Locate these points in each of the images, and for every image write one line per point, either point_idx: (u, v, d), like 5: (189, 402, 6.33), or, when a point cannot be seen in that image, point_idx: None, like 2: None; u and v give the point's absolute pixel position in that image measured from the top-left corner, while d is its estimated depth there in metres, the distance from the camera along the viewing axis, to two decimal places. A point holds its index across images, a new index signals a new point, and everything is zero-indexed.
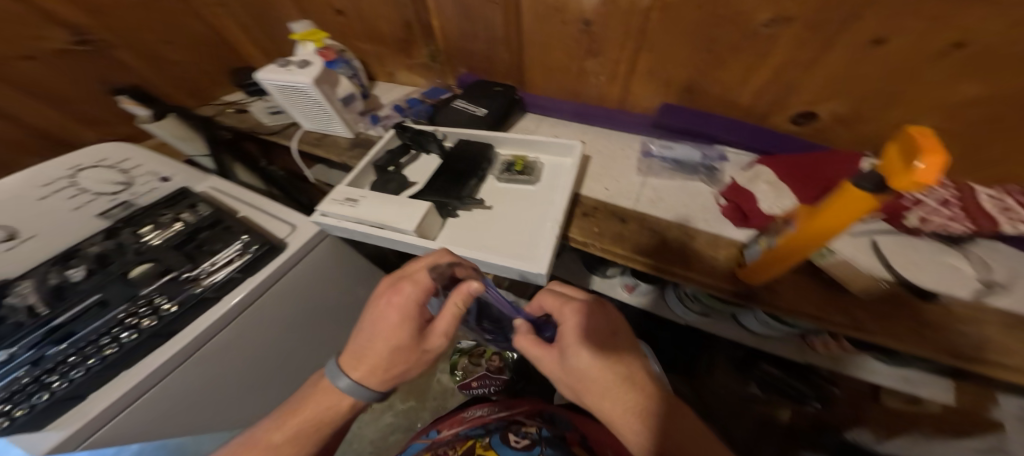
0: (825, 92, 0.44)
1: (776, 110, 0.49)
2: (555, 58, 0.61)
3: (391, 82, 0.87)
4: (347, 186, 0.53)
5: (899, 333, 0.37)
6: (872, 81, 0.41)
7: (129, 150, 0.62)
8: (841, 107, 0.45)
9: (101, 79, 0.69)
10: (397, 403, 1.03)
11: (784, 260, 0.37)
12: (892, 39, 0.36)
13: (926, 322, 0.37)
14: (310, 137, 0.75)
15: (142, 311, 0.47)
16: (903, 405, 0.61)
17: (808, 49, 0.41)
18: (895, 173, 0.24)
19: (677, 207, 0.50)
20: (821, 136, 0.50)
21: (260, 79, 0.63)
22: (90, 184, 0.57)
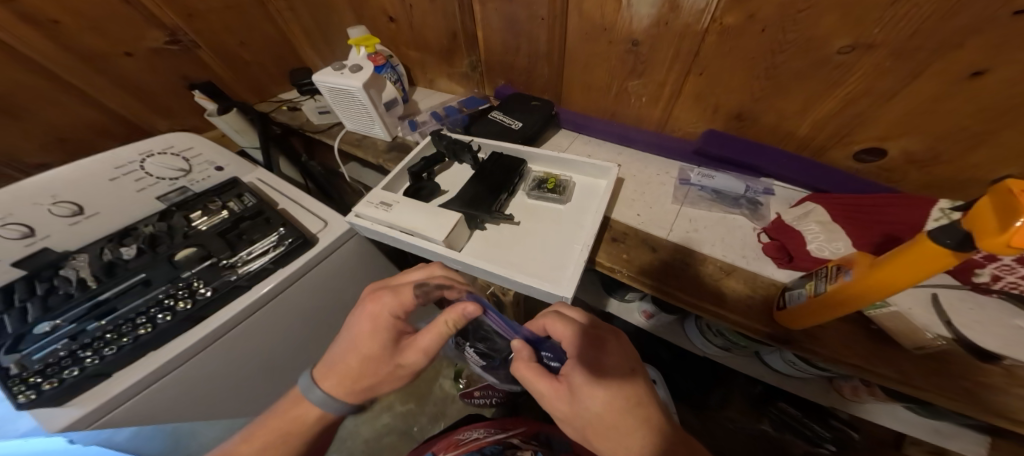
0: (896, 128, 0.40)
1: (837, 144, 0.46)
2: (597, 76, 0.60)
3: (429, 88, 0.90)
4: (382, 189, 0.54)
5: (953, 391, 0.33)
6: (958, 119, 0.37)
7: (193, 139, 0.67)
8: (916, 146, 0.41)
9: (182, 75, 0.76)
10: (397, 404, 1.04)
11: (833, 309, 0.33)
12: (992, 73, 0.32)
13: (985, 386, 0.33)
14: (350, 138, 0.78)
15: (180, 293, 0.50)
16: None
17: (886, 79, 0.37)
18: (985, 232, 0.21)
19: (714, 241, 0.46)
20: (884, 177, 0.45)
21: (316, 81, 0.67)
22: (154, 169, 0.62)
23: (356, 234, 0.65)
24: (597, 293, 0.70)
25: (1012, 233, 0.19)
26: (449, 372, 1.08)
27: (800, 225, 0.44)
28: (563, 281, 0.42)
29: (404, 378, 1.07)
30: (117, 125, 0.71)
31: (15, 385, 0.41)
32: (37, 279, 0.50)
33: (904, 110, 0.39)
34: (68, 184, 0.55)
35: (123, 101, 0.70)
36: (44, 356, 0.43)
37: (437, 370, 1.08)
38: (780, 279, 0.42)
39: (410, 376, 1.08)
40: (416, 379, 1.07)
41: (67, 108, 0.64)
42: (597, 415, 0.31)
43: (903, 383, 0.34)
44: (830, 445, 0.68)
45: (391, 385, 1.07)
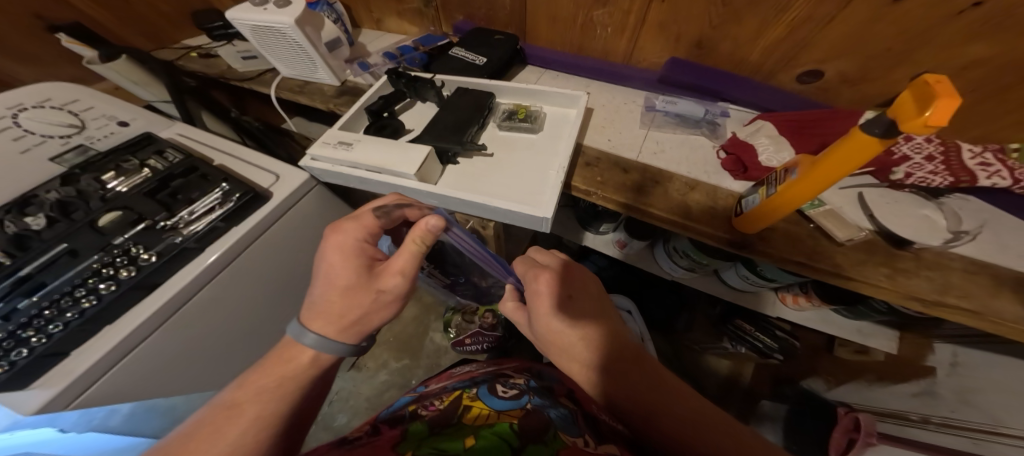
0: (836, 50, 0.44)
1: (784, 67, 0.49)
2: (561, 7, 0.57)
3: (378, 29, 0.81)
4: (340, 130, 0.50)
5: (873, 277, 0.39)
6: (884, 40, 0.40)
7: (76, 91, 0.56)
8: (847, 66, 0.45)
9: (38, 14, 0.60)
10: (391, 361, 1.05)
11: (782, 207, 0.37)
12: None
13: (899, 269, 0.39)
14: (290, 85, 0.69)
15: (119, 261, 0.44)
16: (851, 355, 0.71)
17: (828, 5, 0.40)
18: (908, 116, 0.21)
19: (679, 160, 0.49)
20: (823, 96, 0.50)
21: (232, 19, 0.57)
22: (36, 126, 0.51)
23: (314, 183, 0.60)
24: (573, 229, 0.73)
25: (920, 122, 0.19)
26: (438, 325, 1.10)
27: (753, 140, 0.48)
28: (542, 205, 0.43)
29: (393, 336, 1.09)
30: None
31: None
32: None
33: (844, 33, 0.41)
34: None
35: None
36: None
37: (426, 325, 1.11)
38: (736, 189, 0.46)
39: (400, 333, 1.09)
40: (405, 337, 1.08)
41: None
42: (554, 337, 0.39)
43: (838, 273, 0.40)
44: (778, 354, 0.77)
45: (381, 345, 1.07)
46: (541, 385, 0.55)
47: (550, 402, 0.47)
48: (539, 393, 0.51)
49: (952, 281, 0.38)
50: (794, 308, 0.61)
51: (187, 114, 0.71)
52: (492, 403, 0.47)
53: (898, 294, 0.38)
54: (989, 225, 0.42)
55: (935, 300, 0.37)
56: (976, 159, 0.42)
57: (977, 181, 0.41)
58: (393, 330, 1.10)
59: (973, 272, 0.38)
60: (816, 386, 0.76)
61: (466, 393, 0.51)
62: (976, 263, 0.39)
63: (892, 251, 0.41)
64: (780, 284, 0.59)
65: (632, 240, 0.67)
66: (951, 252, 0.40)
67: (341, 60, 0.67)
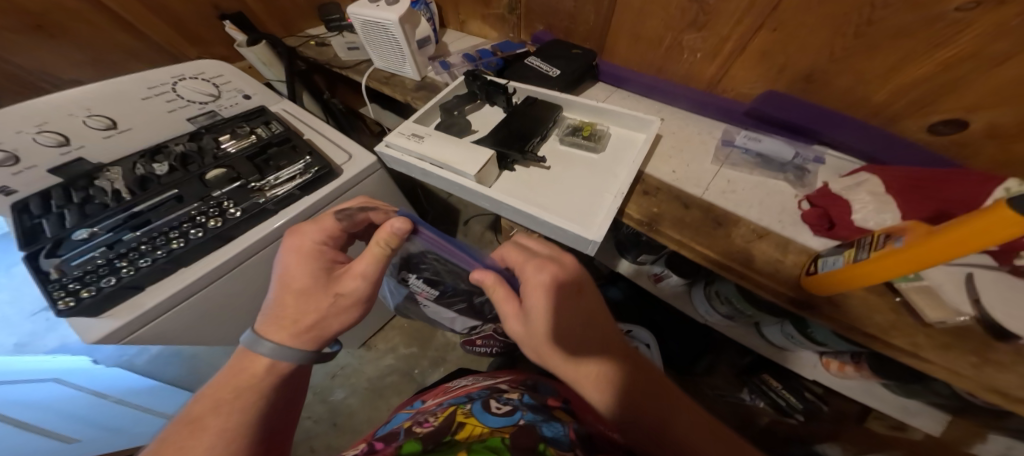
0: (989, 103, 0.37)
1: (914, 112, 0.42)
2: (649, 26, 0.56)
3: (461, 31, 0.85)
4: (415, 122, 0.54)
5: (963, 367, 0.32)
6: None
7: (223, 68, 0.66)
8: (1007, 117, 0.37)
9: (213, 4, 0.73)
10: (401, 347, 1.10)
11: (871, 276, 0.33)
12: None
13: (990, 360, 0.32)
14: (379, 75, 0.75)
15: (211, 212, 0.51)
16: (887, 431, 0.59)
17: (1001, 45, 0.33)
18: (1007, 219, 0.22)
19: (751, 203, 0.46)
20: (955, 152, 0.43)
21: (350, 13, 0.63)
22: (185, 93, 0.61)
23: (379, 170, 0.65)
24: (610, 253, 0.71)
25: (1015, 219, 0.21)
26: None
27: (850, 194, 0.43)
28: (595, 226, 0.43)
29: (410, 323, 1.14)
30: (146, 48, 0.69)
31: (57, 290, 0.42)
32: (73, 186, 0.50)
33: (1012, 80, 0.34)
34: (100, 98, 0.55)
35: (152, 24, 0.67)
36: (83, 264, 0.44)
37: None
38: (815, 246, 0.42)
39: (416, 321, 1.14)
40: (420, 325, 1.13)
41: (102, 28, 0.62)
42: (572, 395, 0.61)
43: (914, 354, 0.34)
44: (800, 415, 0.68)
45: (395, 329, 1.13)
46: (536, 400, 0.54)
47: (545, 417, 0.48)
48: (533, 408, 0.50)
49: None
50: (837, 374, 0.53)
51: (292, 93, 0.80)
52: (484, 419, 0.47)
53: (980, 388, 0.32)
54: None
55: None
56: None
57: None
58: (409, 316, 1.15)
59: None
60: None
61: (460, 409, 0.51)
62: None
63: (990, 341, 0.34)
64: (826, 348, 0.52)
65: (671, 274, 0.63)
66: None
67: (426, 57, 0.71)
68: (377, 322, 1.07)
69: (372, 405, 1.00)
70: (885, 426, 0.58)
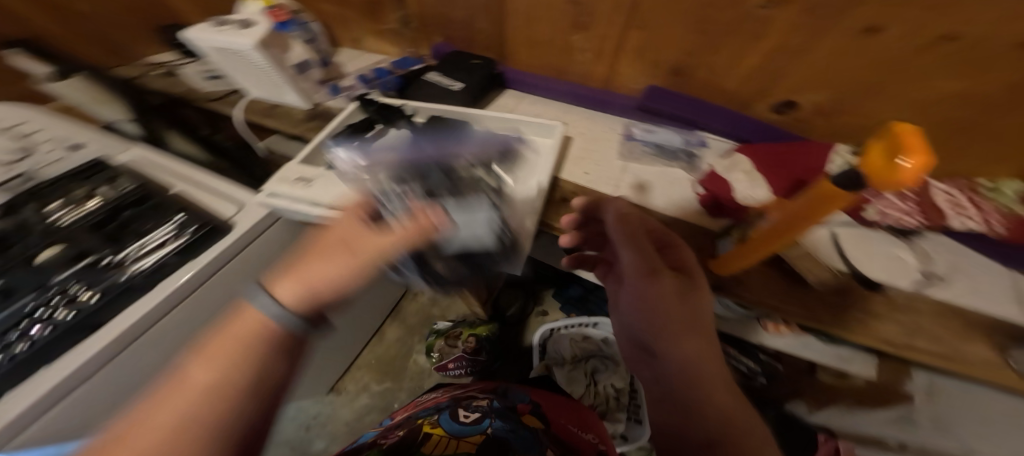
0: (805, 84, 0.43)
1: (758, 95, 0.48)
2: (541, 32, 0.56)
3: (357, 48, 0.79)
4: (298, 162, 0.48)
5: (845, 321, 0.38)
6: (851, 73, 0.40)
7: (27, 113, 0.58)
8: (821, 97, 0.44)
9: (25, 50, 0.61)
10: (372, 384, 1.08)
11: (761, 250, 0.35)
12: (884, 29, 0.35)
13: (866, 311, 0.38)
14: (258, 107, 0.67)
15: (55, 301, 0.40)
16: (833, 380, 0.66)
17: (798, 36, 0.39)
18: (877, 172, 0.18)
19: (658, 194, 0.49)
20: (799, 127, 0.49)
21: (189, 38, 0.54)
22: None
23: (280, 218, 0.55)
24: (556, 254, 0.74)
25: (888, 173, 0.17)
26: (421, 348, 1.13)
27: (729, 175, 0.47)
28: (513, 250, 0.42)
29: (376, 359, 1.12)
30: None
31: None
32: None
33: (820, 65, 0.41)
34: None
35: None
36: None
37: (410, 346, 1.14)
38: (712, 227, 0.45)
39: (384, 354, 1.12)
40: (389, 359, 1.12)
41: None
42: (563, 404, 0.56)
43: (811, 317, 0.38)
44: (761, 378, 0.71)
45: (363, 366, 1.10)
46: (505, 404, 0.51)
47: (510, 427, 0.45)
48: (500, 416, 0.48)
49: (919, 324, 0.37)
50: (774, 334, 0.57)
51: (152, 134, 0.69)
52: (449, 429, 0.46)
53: (860, 335, 0.37)
54: (961, 268, 0.41)
55: (903, 344, 0.37)
56: (948, 199, 0.43)
57: (948, 222, 0.42)
58: (376, 352, 1.13)
59: (940, 316, 0.38)
60: (799, 409, 0.70)
61: (427, 421, 0.49)
62: (947, 306, 0.38)
63: (861, 292, 0.39)
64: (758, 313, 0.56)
65: None
66: (922, 294, 0.39)
67: (313, 81, 0.64)
68: (339, 365, 1.03)
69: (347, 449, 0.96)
70: (833, 377, 0.65)
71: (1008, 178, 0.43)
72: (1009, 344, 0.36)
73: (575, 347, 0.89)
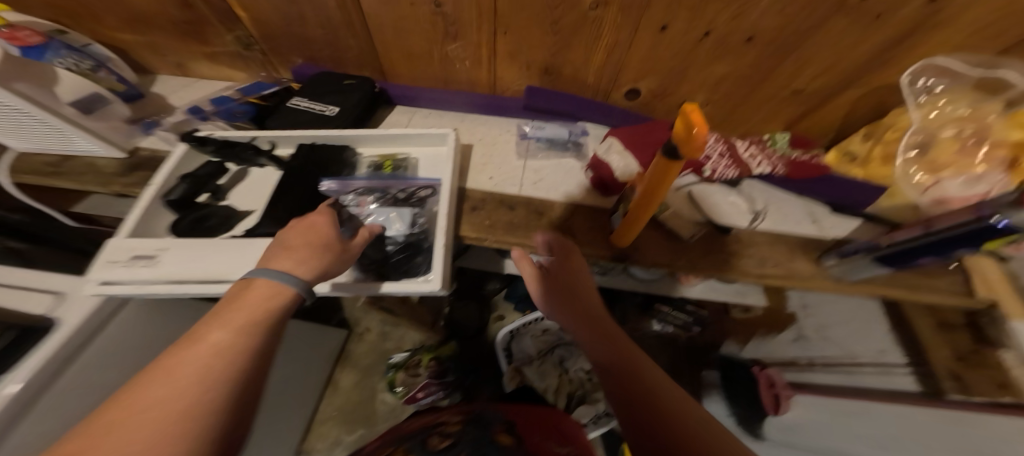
0: (643, 72, 0.51)
1: (613, 82, 0.54)
2: (410, 43, 0.54)
3: (204, 80, 0.68)
4: (123, 238, 0.39)
5: (720, 264, 0.45)
6: (668, 62, 0.48)
7: None
8: (654, 83, 0.52)
9: None
10: (344, 436, 0.99)
11: (635, 224, 0.41)
12: (670, 26, 0.43)
13: (733, 252, 0.46)
14: (37, 163, 0.53)
15: None
16: (742, 314, 0.79)
17: (622, 31, 0.45)
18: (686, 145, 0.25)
19: (559, 185, 0.52)
20: (645, 110, 0.58)
21: None
22: None
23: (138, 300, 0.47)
24: (493, 258, 0.75)
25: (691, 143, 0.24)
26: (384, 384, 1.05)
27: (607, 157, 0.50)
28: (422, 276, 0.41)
29: (338, 409, 1.02)
30: None
31: None
32: None
33: (642, 57, 0.48)
34: None
35: None
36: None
37: (373, 387, 1.05)
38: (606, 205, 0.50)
39: (344, 405, 1.02)
40: (352, 407, 1.02)
41: None
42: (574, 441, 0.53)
43: (694, 267, 0.45)
44: (695, 326, 0.80)
45: (328, 421, 1.01)
46: (484, 426, 0.52)
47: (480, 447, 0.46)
48: (473, 438, 0.48)
49: (765, 253, 0.46)
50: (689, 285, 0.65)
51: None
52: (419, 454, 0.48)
53: (736, 274, 0.45)
54: (776, 202, 0.52)
55: (761, 273, 0.45)
56: (749, 150, 0.52)
57: (753, 171, 0.51)
58: (335, 403, 1.03)
59: (776, 242, 0.47)
60: (732, 349, 0.84)
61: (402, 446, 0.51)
62: (775, 234, 0.48)
63: (725, 238, 0.47)
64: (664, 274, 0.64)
65: None
66: (761, 228, 0.48)
67: (117, 121, 0.52)
68: (295, 435, 0.92)
69: None
70: (741, 312, 0.78)
71: (777, 130, 0.56)
72: (823, 254, 0.46)
73: (538, 341, 0.91)
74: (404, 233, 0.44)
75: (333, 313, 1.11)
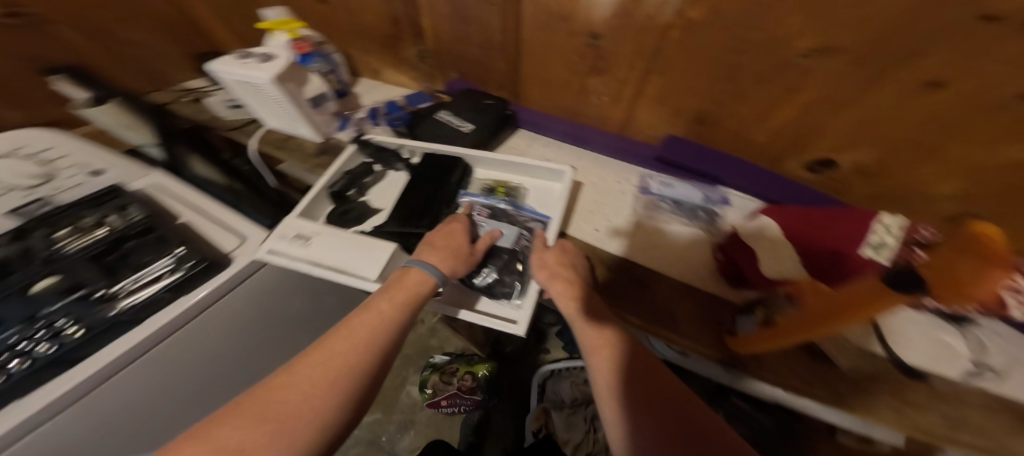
0: (863, 138, 0.38)
1: (807, 147, 0.42)
2: (554, 72, 0.53)
3: (376, 80, 0.80)
4: (297, 218, 0.46)
5: (883, 413, 0.35)
6: (908, 133, 0.35)
7: (59, 140, 0.55)
8: (867, 157, 0.39)
9: None
10: (362, 415, 1.07)
11: (774, 339, 0.35)
12: (952, 83, 0.29)
13: (904, 399, 0.35)
14: (274, 138, 0.68)
15: (40, 335, 0.42)
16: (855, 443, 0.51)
17: (848, 84, 0.34)
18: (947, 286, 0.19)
19: (673, 259, 0.48)
20: (835, 187, 0.45)
21: (214, 71, 0.53)
22: (9, 178, 0.50)
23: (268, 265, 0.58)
24: None
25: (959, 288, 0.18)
26: (415, 378, 1.11)
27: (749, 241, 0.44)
28: (515, 316, 0.41)
29: None
30: None
31: None
32: None
33: (864, 120, 0.36)
34: None
35: None
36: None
37: (404, 377, 1.11)
38: (731, 297, 0.44)
39: (375, 386, 1.10)
40: (381, 389, 1.10)
41: None
42: None
43: (842, 405, 0.35)
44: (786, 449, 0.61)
45: None
46: None
47: None
48: None
49: (972, 419, 0.34)
50: None
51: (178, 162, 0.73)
52: None
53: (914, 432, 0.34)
54: None
55: (944, 436, 0.33)
56: None
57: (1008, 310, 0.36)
58: None
59: (992, 413, 0.34)
60: None
61: None
62: (993, 403, 0.34)
63: (903, 381, 0.36)
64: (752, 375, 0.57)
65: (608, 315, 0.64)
66: (974, 387, 0.35)
67: (327, 115, 0.63)
68: None
69: None
70: (856, 441, 0.50)
71: None
72: None
73: (575, 391, 0.84)
74: (500, 266, 0.44)
75: None
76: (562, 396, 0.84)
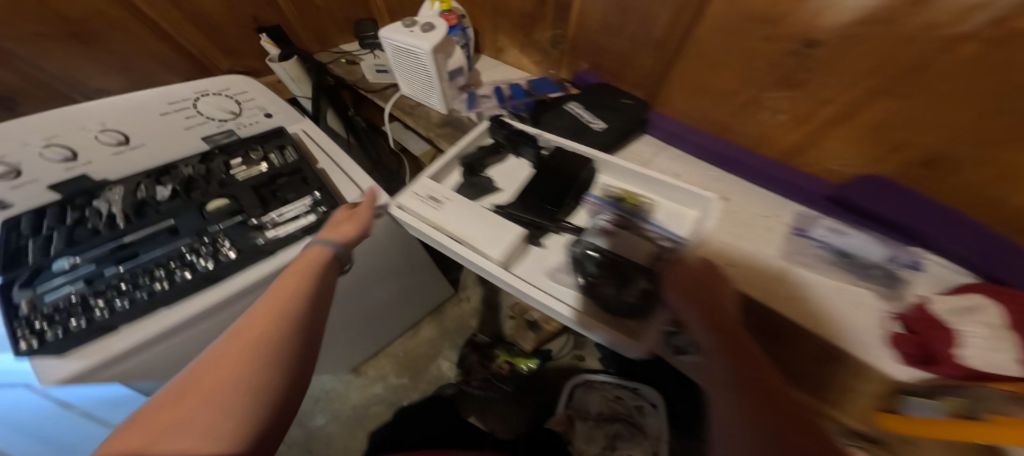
0: None
1: None
2: (716, 77, 0.46)
3: (497, 59, 0.80)
4: (429, 179, 0.47)
5: None
6: None
7: (249, 85, 0.70)
8: None
9: (253, 17, 0.79)
10: (391, 376, 1.12)
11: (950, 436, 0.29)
12: None
13: None
14: (406, 104, 0.70)
15: (203, 250, 0.50)
16: None
17: None
18: None
19: (826, 319, 0.38)
20: None
21: (382, 36, 0.60)
22: (208, 109, 0.65)
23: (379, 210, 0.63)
24: None
25: None
26: (449, 354, 1.14)
27: (958, 323, 0.32)
28: (636, 334, 0.36)
29: (404, 353, 1.15)
30: (177, 56, 0.74)
31: (24, 327, 0.41)
32: (74, 205, 0.55)
33: None
34: (121, 116, 0.57)
35: (185, 30, 0.72)
36: (55, 299, 0.44)
37: (438, 349, 1.14)
38: None
39: (411, 350, 1.15)
40: (414, 356, 1.14)
41: (149, 48, 0.70)
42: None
43: None
44: None
45: (389, 356, 1.15)
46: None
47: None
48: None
49: None
50: None
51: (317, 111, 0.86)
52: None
53: None
54: None
55: None
56: None
57: None
58: (406, 346, 1.16)
59: None
60: None
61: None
62: None
63: None
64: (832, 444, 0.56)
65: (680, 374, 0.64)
66: None
67: (456, 89, 0.65)
68: (371, 350, 1.08)
69: (352, 434, 1.02)
70: None
71: None
72: None
73: (604, 404, 0.87)
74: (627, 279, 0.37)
75: (452, 271, 1.24)
76: (588, 409, 0.87)
